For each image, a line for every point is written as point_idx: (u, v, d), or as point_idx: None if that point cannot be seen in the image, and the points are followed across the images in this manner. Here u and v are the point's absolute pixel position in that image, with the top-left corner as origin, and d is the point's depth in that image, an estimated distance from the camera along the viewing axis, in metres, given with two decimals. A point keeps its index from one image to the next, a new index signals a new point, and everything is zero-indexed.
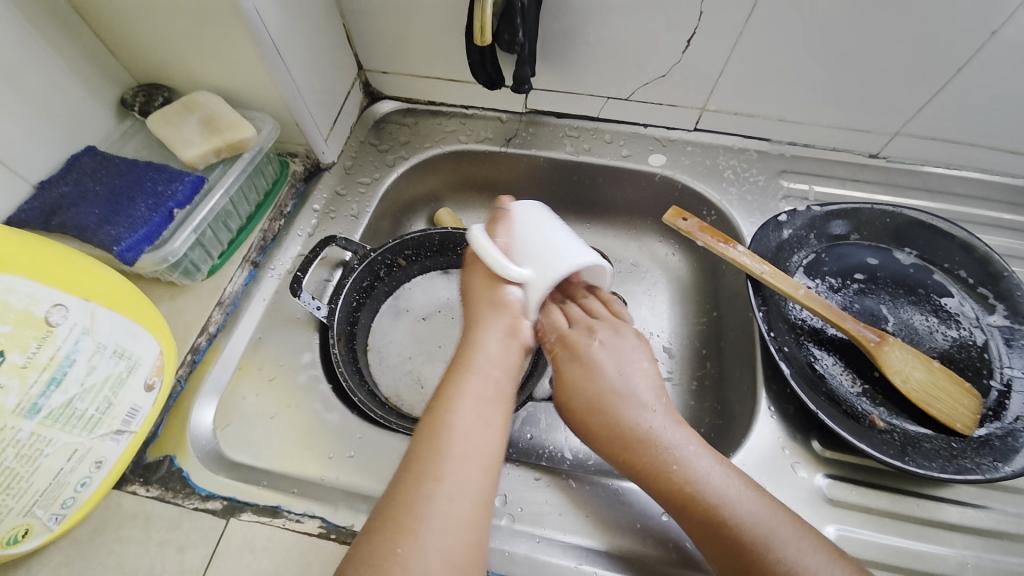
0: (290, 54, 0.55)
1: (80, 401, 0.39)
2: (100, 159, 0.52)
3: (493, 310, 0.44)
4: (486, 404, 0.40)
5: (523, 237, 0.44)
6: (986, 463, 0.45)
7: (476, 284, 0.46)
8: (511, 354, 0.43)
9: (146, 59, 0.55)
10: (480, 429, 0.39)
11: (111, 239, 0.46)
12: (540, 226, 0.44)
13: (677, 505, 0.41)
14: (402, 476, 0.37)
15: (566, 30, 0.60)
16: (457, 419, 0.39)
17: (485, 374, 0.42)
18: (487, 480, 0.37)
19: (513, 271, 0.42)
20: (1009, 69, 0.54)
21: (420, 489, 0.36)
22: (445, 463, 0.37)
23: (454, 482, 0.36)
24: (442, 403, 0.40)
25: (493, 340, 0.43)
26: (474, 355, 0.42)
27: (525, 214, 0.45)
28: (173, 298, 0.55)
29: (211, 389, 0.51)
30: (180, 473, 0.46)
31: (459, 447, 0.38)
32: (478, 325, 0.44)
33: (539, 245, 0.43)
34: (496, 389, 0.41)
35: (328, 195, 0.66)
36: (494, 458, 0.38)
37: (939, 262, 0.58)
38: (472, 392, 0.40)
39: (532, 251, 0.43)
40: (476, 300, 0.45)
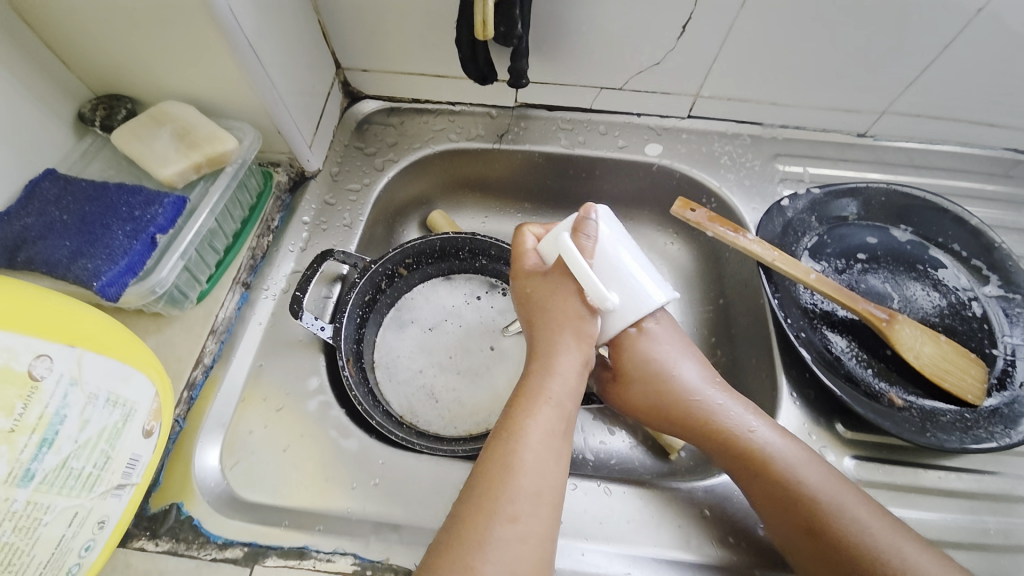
0: (267, 57, 0.51)
1: (76, 459, 0.35)
2: (64, 183, 0.47)
3: (575, 338, 0.45)
4: (555, 438, 0.40)
5: (608, 261, 0.47)
6: (999, 431, 0.47)
7: (548, 304, 0.46)
8: (580, 383, 0.44)
9: (104, 67, 0.50)
10: (553, 464, 0.39)
11: (89, 272, 0.42)
12: (622, 252, 0.48)
13: (746, 475, 0.44)
14: (469, 513, 0.36)
15: (558, 20, 0.58)
16: (528, 453, 0.39)
17: (556, 405, 0.42)
18: (555, 517, 0.38)
19: (610, 302, 0.45)
20: (993, 44, 0.55)
21: (493, 528, 0.35)
22: (517, 503, 0.37)
23: (526, 521, 0.36)
24: (513, 433, 0.40)
25: (565, 366, 0.44)
26: (545, 384, 0.43)
27: (609, 238, 0.48)
28: (160, 330, 0.50)
29: (214, 426, 0.48)
30: (191, 521, 0.43)
31: (532, 484, 0.38)
32: (557, 349, 0.44)
33: (621, 273, 0.47)
34: (563, 422, 0.41)
35: (317, 206, 0.62)
36: (559, 495, 0.39)
37: (934, 237, 0.60)
38: (542, 425, 0.40)
39: (614, 279, 0.47)
40: (544, 320, 0.46)
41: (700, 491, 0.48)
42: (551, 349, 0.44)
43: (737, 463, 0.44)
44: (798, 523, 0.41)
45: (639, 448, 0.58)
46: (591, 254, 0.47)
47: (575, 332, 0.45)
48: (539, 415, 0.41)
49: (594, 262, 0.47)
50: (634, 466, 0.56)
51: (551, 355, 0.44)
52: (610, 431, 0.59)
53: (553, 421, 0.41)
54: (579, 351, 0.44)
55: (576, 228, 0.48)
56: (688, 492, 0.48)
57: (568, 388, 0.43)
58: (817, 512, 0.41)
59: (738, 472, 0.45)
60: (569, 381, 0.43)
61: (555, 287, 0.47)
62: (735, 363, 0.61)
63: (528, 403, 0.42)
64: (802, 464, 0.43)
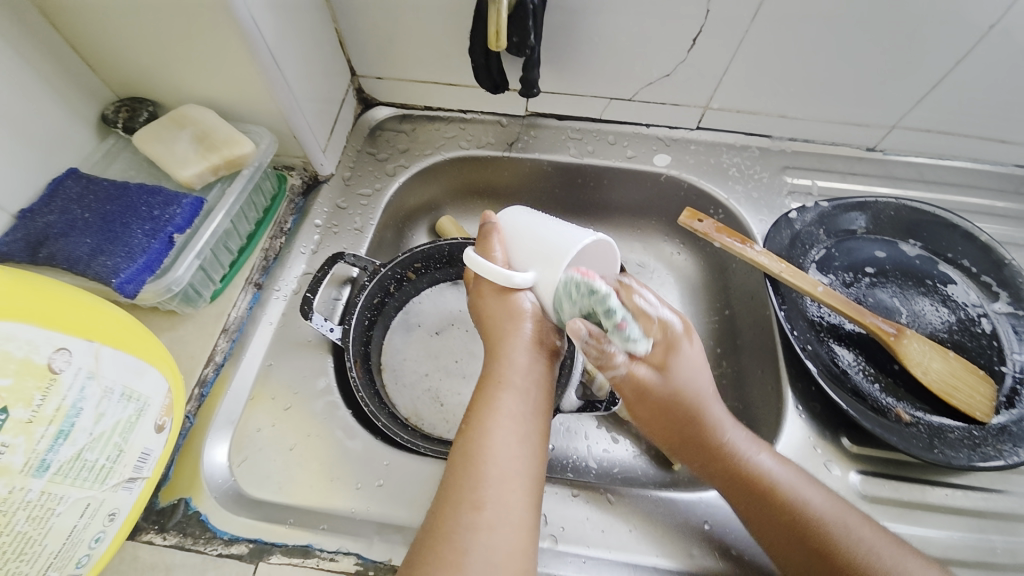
0: (286, 63, 0.52)
1: (89, 452, 0.36)
2: (86, 182, 0.48)
3: (514, 325, 0.44)
4: (516, 422, 0.41)
5: (519, 243, 0.43)
6: (1007, 449, 0.47)
7: (485, 303, 0.46)
8: (538, 365, 0.44)
9: (128, 71, 0.51)
10: (515, 448, 0.39)
11: (109, 270, 0.43)
12: (533, 228, 0.42)
13: (750, 498, 0.43)
14: (440, 507, 0.37)
15: (570, 31, 0.59)
16: (490, 442, 0.39)
17: (517, 391, 0.42)
18: (525, 502, 0.38)
19: (518, 279, 0.41)
20: (1004, 61, 0.55)
21: (460, 518, 0.36)
22: (481, 491, 0.37)
23: (491, 508, 0.37)
24: (475, 425, 0.40)
25: (519, 353, 0.43)
26: (500, 372, 0.43)
27: (518, 222, 0.43)
28: (174, 328, 0.52)
29: (224, 423, 0.49)
30: (198, 516, 0.44)
31: (494, 470, 0.38)
32: (505, 338, 0.44)
33: (538, 244, 0.42)
34: (526, 406, 0.42)
35: (329, 209, 0.63)
36: (527, 478, 0.39)
37: (943, 253, 0.60)
38: (505, 413, 0.41)
39: (532, 253, 0.42)
40: (490, 313, 0.45)
41: (702, 501, 0.48)
42: (500, 338, 0.44)
43: (739, 485, 0.44)
44: (781, 523, 0.42)
45: (642, 457, 0.58)
46: (500, 246, 0.43)
47: (514, 317, 0.44)
48: (496, 402, 0.41)
49: (505, 252, 0.43)
50: (636, 475, 0.56)
51: (503, 344, 0.44)
52: (613, 440, 0.59)
53: (511, 406, 0.41)
54: (526, 333, 0.43)
55: (481, 233, 0.45)
56: (691, 503, 0.48)
57: (524, 369, 0.43)
58: (814, 526, 0.41)
59: (739, 496, 0.44)
60: (523, 363, 0.43)
61: (483, 288, 0.46)
62: (741, 374, 0.60)
63: (487, 393, 0.42)
64: (798, 483, 0.43)
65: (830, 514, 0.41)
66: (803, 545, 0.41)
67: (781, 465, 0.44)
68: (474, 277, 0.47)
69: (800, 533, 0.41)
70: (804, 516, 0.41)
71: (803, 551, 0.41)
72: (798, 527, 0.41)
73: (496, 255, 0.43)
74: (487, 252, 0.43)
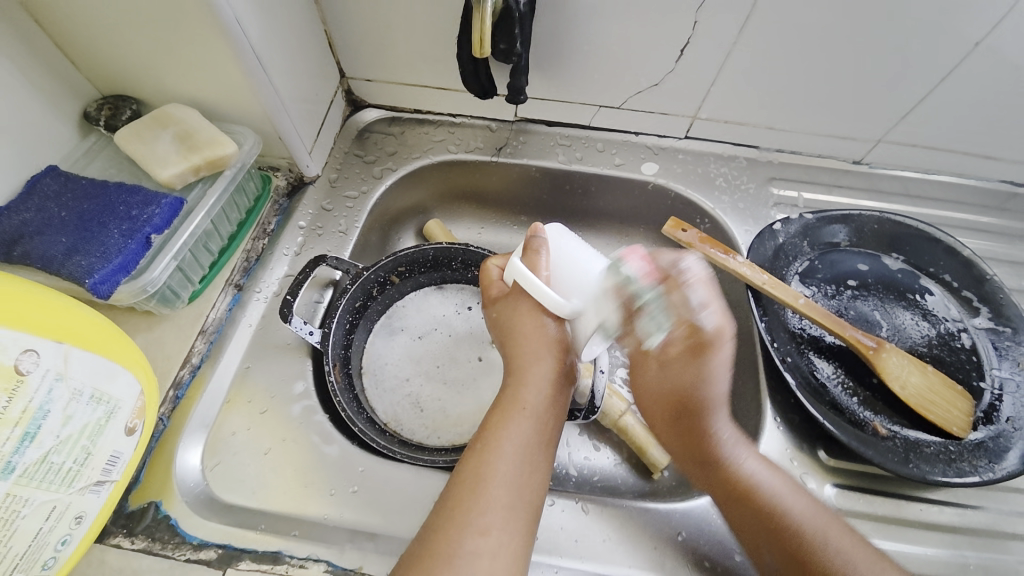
0: (273, 66, 0.52)
1: (57, 454, 0.36)
2: (64, 180, 0.48)
3: (540, 350, 0.45)
4: (529, 450, 0.41)
5: (565, 268, 0.44)
6: (982, 464, 0.47)
7: (519, 323, 0.47)
8: (558, 395, 0.45)
9: (111, 68, 0.51)
10: (526, 477, 0.40)
11: (83, 270, 0.43)
12: (580, 259, 0.44)
13: (739, 501, 0.44)
14: (440, 525, 0.37)
15: (559, 39, 0.59)
16: (501, 465, 0.39)
17: (532, 416, 0.42)
18: (527, 529, 0.38)
19: (569, 307, 0.43)
20: (988, 78, 0.56)
21: (463, 541, 0.36)
22: (488, 516, 0.37)
23: (497, 534, 0.37)
24: (487, 445, 0.41)
25: (537, 379, 0.44)
26: (521, 396, 0.43)
27: (564, 248, 0.45)
28: (150, 329, 0.51)
29: (198, 426, 0.48)
30: (168, 521, 0.43)
31: (503, 496, 0.38)
32: (528, 365, 0.45)
33: (586, 277, 0.44)
34: (540, 436, 0.42)
35: (314, 211, 0.63)
36: (532, 510, 0.39)
37: (925, 267, 0.60)
38: (516, 438, 0.41)
39: (579, 283, 0.44)
40: (524, 334, 0.47)
41: (678, 513, 0.48)
42: (528, 361, 0.45)
43: (729, 487, 0.44)
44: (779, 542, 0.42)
45: (623, 466, 0.57)
46: (546, 266, 0.45)
47: (547, 344, 0.45)
48: (514, 427, 0.42)
49: (551, 273, 0.45)
50: (616, 484, 0.56)
51: (529, 368, 0.45)
52: (594, 448, 0.59)
53: (528, 433, 0.42)
54: (554, 363, 0.45)
55: (527, 246, 0.46)
56: (666, 514, 0.48)
57: (544, 400, 0.44)
58: (806, 543, 0.41)
59: (728, 499, 0.45)
60: (545, 393, 0.44)
61: (515, 308, 0.47)
62: None
63: (504, 416, 0.42)
64: (788, 495, 0.43)
65: (820, 531, 0.41)
66: (786, 553, 0.41)
67: (774, 477, 0.44)
68: (503, 292, 0.49)
69: (783, 543, 0.42)
70: (794, 529, 0.42)
71: (784, 559, 0.42)
72: (783, 538, 0.42)
73: (541, 274, 0.44)
74: (534, 270, 0.44)
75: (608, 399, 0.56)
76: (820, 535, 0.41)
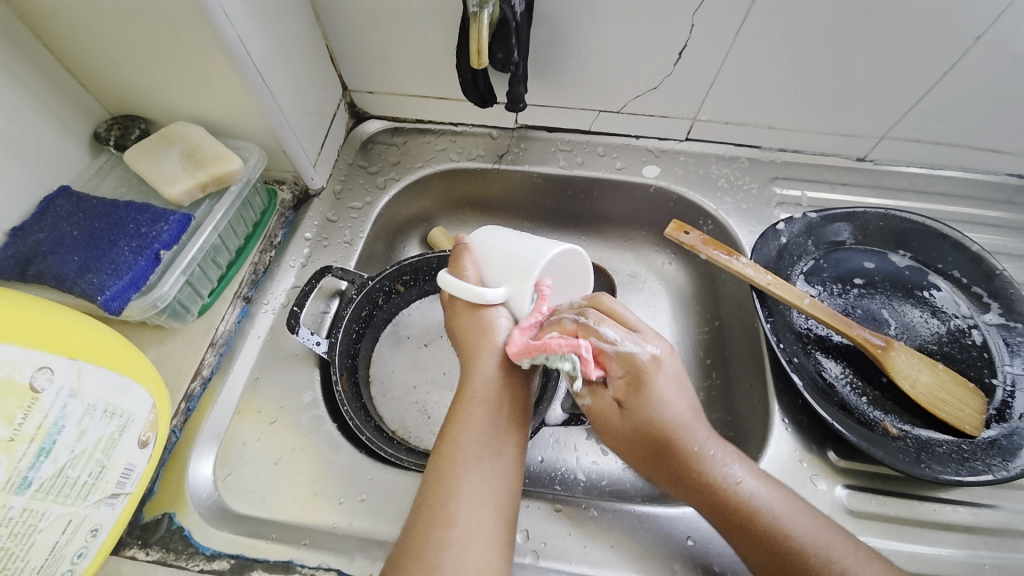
0: (275, 82, 0.53)
1: (72, 468, 0.36)
2: (76, 200, 0.49)
3: (482, 335, 0.45)
4: (488, 436, 0.41)
5: (485, 260, 0.45)
6: (996, 463, 0.46)
7: (461, 321, 0.47)
8: (514, 382, 0.44)
9: (120, 90, 0.53)
10: (485, 463, 0.40)
11: (95, 287, 0.44)
12: (500, 245, 0.45)
13: (734, 531, 0.41)
14: (414, 521, 0.38)
15: (556, 47, 0.60)
16: (462, 454, 0.40)
17: (489, 405, 0.42)
18: (495, 515, 0.38)
19: (491, 294, 0.43)
20: (990, 72, 0.55)
21: (431, 534, 0.37)
22: (454, 507, 0.38)
23: (462, 524, 0.37)
24: (448, 438, 0.41)
25: (487, 367, 0.44)
26: (473, 388, 0.43)
27: (483, 242, 0.46)
28: (162, 342, 0.52)
29: (210, 437, 0.49)
30: (181, 532, 0.44)
31: (467, 486, 0.39)
32: (476, 353, 0.44)
33: (506, 260, 0.44)
34: (501, 421, 0.42)
35: (319, 222, 0.64)
36: (502, 495, 0.39)
37: (933, 263, 0.59)
38: (474, 427, 0.41)
39: (501, 269, 0.44)
40: (465, 330, 0.46)
41: (687, 517, 0.47)
42: (474, 354, 0.45)
43: (720, 514, 0.41)
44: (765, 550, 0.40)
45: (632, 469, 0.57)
46: (471, 264, 0.46)
47: (487, 334, 0.45)
48: (470, 417, 0.42)
49: (475, 269, 0.46)
50: (625, 488, 0.56)
51: (476, 358, 0.45)
52: (602, 452, 0.58)
53: (485, 422, 0.42)
54: (496, 349, 0.44)
55: (452, 256, 0.47)
56: (674, 519, 0.47)
57: (499, 387, 0.43)
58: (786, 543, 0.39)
59: (726, 526, 0.41)
60: (497, 380, 0.44)
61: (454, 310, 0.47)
62: (731, 385, 0.60)
63: (460, 408, 0.43)
64: (785, 514, 0.40)
65: (816, 548, 0.39)
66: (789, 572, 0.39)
67: (770, 493, 0.41)
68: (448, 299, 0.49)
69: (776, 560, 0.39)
70: (787, 548, 0.39)
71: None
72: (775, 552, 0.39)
73: (467, 274, 0.45)
74: (459, 272, 0.46)
75: None
76: (813, 548, 0.39)
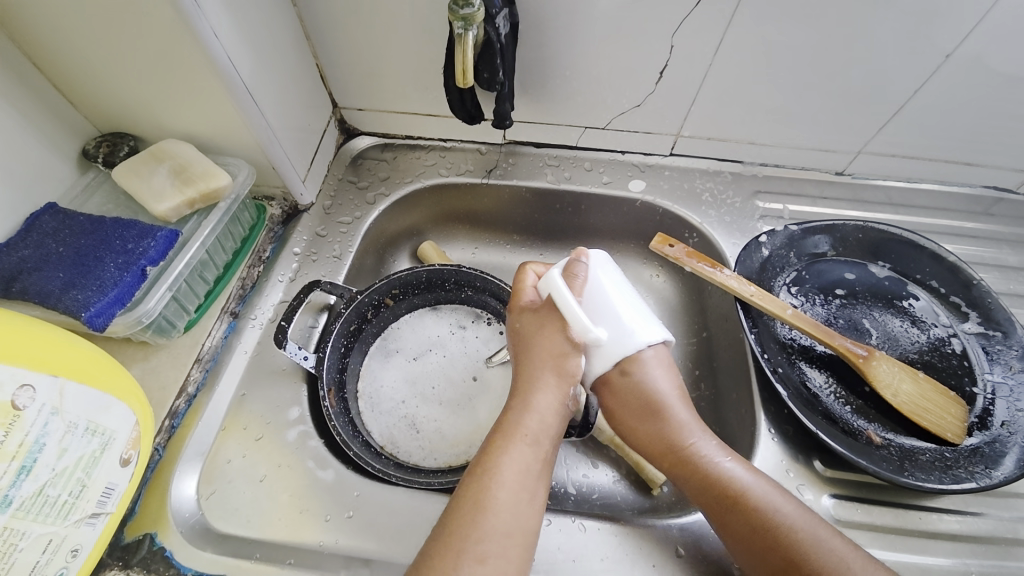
0: (265, 101, 0.54)
1: (52, 487, 0.36)
2: (63, 217, 0.49)
3: (546, 369, 0.46)
4: (530, 475, 0.41)
5: (597, 299, 0.49)
6: (979, 471, 0.47)
7: (537, 345, 0.48)
8: (560, 420, 0.45)
9: (111, 108, 0.53)
10: (525, 503, 0.40)
11: (79, 304, 0.44)
12: (619, 301, 0.50)
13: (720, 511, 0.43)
14: (437, 551, 0.37)
15: (541, 66, 0.61)
16: (502, 491, 0.40)
17: (535, 443, 0.43)
18: (525, 552, 0.39)
19: (595, 333, 0.47)
20: (959, 90, 0.58)
21: (460, 569, 0.36)
22: (486, 543, 0.38)
23: (493, 563, 0.37)
24: (487, 474, 0.41)
25: (542, 404, 0.45)
26: (523, 423, 0.44)
27: (598, 280, 0.51)
28: (147, 358, 0.52)
29: (194, 454, 0.48)
30: (163, 552, 0.44)
31: (502, 525, 0.39)
32: (531, 386, 0.46)
33: (614, 317, 0.49)
34: (542, 460, 0.43)
35: (308, 237, 0.64)
36: (530, 537, 0.39)
37: (912, 274, 0.61)
38: (518, 463, 0.41)
39: (606, 318, 0.49)
40: (529, 355, 0.48)
41: (675, 529, 0.47)
42: (530, 385, 0.46)
43: (713, 505, 0.44)
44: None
45: (622, 482, 0.57)
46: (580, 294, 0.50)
47: (561, 372, 0.46)
48: (514, 453, 0.42)
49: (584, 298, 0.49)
50: (615, 501, 0.56)
51: (529, 392, 0.46)
52: (593, 465, 0.58)
53: (528, 459, 0.42)
54: (556, 383, 0.46)
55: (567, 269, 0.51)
56: (663, 531, 0.47)
57: (548, 429, 0.44)
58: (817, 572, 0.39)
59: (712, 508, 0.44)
60: (547, 419, 0.44)
61: (535, 322, 0.49)
62: (719, 397, 0.61)
63: (503, 440, 0.43)
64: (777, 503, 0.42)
65: (816, 544, 0.39)
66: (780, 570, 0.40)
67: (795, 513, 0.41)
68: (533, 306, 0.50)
69: None
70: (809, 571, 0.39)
71: None
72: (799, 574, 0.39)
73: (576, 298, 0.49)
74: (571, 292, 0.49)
75: (601, 416, 0.57)
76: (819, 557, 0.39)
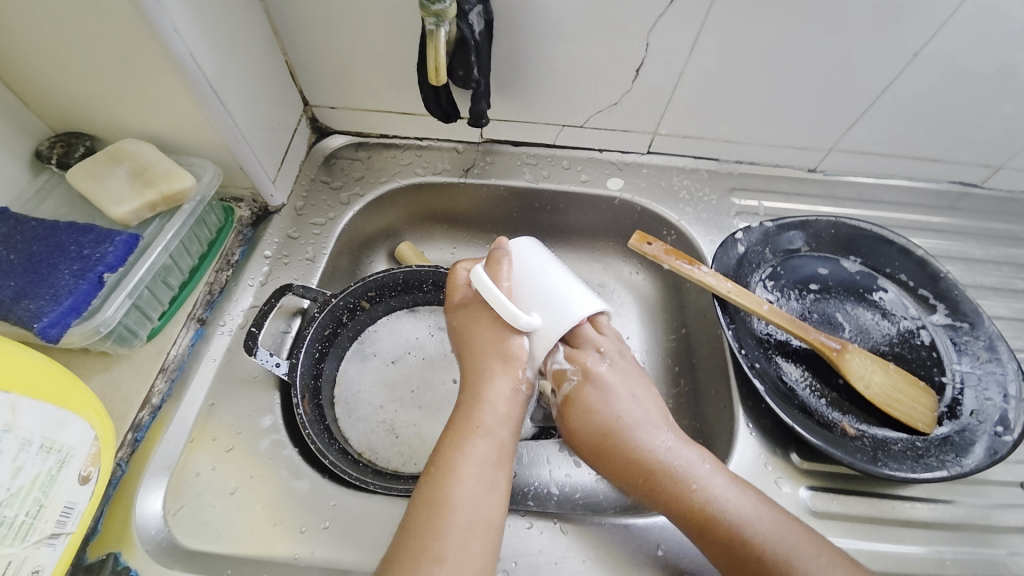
0: (231, 98, 0.52)
1: (6, 508, 0.34)
2: (14, 222, 0.47)
3: (500, 361, 0.45)
4: (487, 468, 0.41)
5: (526, 279, 0.47)
6: (950, 459, 0.48)
7: (475, 335, 0.47)
8: (515, 411, 0.44)
9: (64, 108, 0.51)
10: (482, 496, 0.39)
11: (31, 314, 0.41)
12: (552, 271, 0.47)
13: (699, 536, 0.42)
14: (397, 554, 0.37)
15: (518, 64, 0.60)
16: (458, 486, 0.39)
17: (488, 436, 0.42)
18: (484, 543, 0.38)
19: (524, 320, 0.44)
20: (925, 88, 0.59)
21: (421, 571, 0.35)
22: (445, 542, 0.37)
23: (452, 559, 0.36)
24: (443, 470, 0.40)
25: (495, 396, 0.44)
26: (476, 416, 0.43)
27: (524, 258, 0.48)
28: (108, 369, 0.50)
29: (160, 468, 0.46)
30: (128, 572, 0.42)
31: (460, 519, 0.38)
32: (484, 378, 0.45)
33: (542, 292, 0.46)
34: (498, 453, 0.42)
35: (280, 239, 0.62)
36: (492, 529, 0.39)
37: (882, 267, 0.62)
38: (473, 457, 0.41)
39: (536, 297, 0.46)
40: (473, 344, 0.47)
41: (657, 527, 0.47)
42: (482, 378, 0.45)
43: (684, 515, 0.43)
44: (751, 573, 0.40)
45: (604, 480, 0.57)
46: (507, 277, 0.47)
47: (507, 359, 0.45)
48: (469, 447, 0.41)
49: (511, 283, 0.47)
50: (598, 500, 0.55)
51: (483, 386, 0.45)
52: (575, 464, 0.58)
53: (483, 452, 0.41)
54: (508, 375, 0.44)
55: (491, 258, 0.48)
56: (645, 529, 0.47)
57: (500, 419, 0.43)
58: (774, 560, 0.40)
59: (691, 529, 0.43)
60: (500, 410, 0.44)
61: (472, 314, 0.48)
62: (698, 393, 0.61)
63: (457, 436, 0.42)
64: (749, 515, 0.42)
65: (780, 545, 0.40)
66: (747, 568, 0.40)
67: (743, 498, 0.43)
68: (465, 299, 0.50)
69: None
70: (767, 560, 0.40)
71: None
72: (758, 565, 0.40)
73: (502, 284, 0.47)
74: (496, 281, 0.47)
75: None
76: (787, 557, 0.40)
